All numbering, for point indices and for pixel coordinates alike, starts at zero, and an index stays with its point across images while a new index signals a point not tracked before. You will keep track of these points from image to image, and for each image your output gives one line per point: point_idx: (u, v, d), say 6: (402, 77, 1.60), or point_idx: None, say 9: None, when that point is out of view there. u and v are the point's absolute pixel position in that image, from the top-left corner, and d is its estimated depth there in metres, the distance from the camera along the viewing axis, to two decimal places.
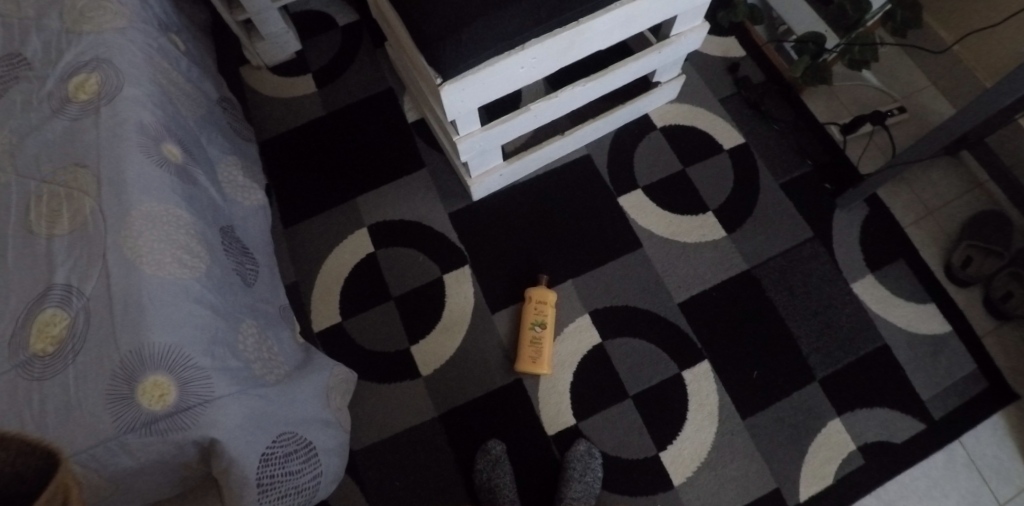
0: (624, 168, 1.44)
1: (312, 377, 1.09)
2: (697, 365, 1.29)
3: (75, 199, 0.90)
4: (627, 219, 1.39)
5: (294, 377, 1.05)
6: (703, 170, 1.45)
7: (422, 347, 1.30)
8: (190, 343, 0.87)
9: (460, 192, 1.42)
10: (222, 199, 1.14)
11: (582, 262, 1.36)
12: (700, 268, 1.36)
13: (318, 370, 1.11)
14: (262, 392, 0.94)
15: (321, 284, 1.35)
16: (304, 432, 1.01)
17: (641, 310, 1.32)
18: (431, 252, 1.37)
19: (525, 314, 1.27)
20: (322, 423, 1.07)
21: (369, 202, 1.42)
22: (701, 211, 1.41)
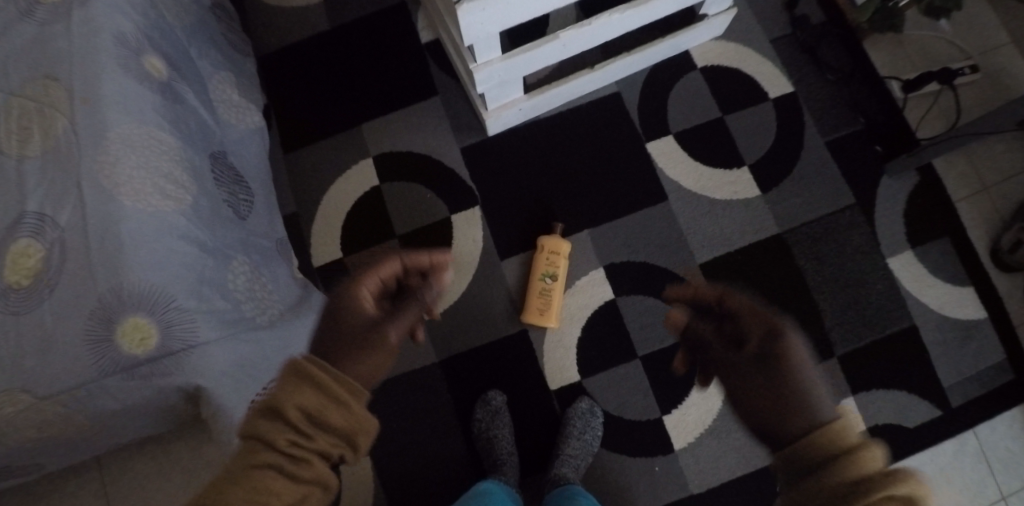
0: (657, 111, 1.31)
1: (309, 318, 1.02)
2: None
3: (47, 116, 0.85)
4: (655, 168, 1.28)
5: (289, 318, 0.99)
6: (744, 121, 1.33)
7: None
8: (172, 281, 0.80)
9: (475, 125, 1.31)
10: (212, 122, 1.07)
11: (601, 211, 1.26)
12: (728, 227, 1.27)
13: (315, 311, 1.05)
14: (253, 336, 0.88)
15: (323, 215, 1.30)
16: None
17: (658, 268, 1.24)
18: (439, 189, 1.29)
19: (536, 264, 1.20)
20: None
21: (375, 132, 1.33)
22: (737, 166, 1.30)
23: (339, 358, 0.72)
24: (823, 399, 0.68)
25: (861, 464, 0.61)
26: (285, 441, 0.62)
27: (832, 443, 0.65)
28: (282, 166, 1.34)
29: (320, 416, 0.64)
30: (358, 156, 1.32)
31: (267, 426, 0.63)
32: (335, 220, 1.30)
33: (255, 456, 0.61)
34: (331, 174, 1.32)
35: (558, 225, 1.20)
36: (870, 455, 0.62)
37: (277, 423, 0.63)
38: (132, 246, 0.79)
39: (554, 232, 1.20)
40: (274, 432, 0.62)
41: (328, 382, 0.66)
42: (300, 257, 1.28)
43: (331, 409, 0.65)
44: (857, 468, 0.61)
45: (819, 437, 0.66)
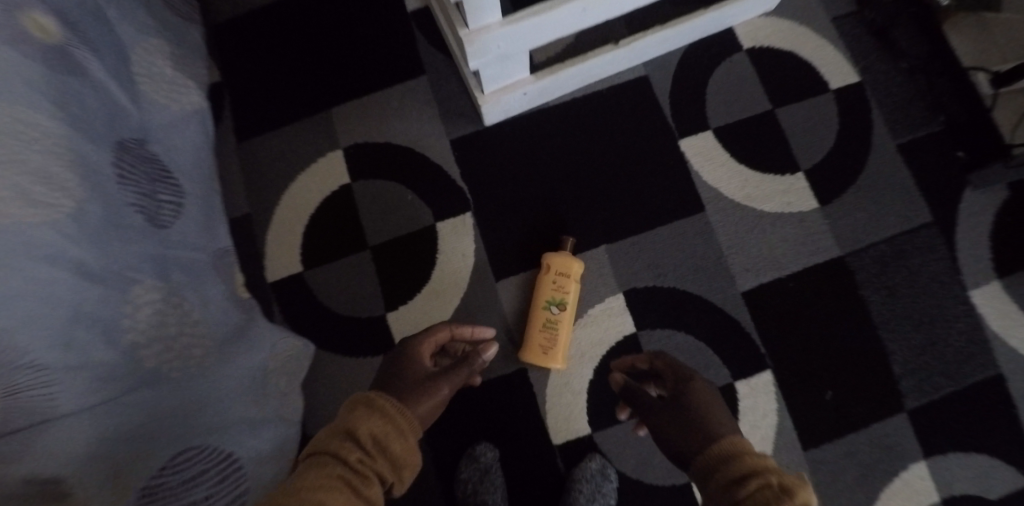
0: (692, 101, 1.06)
1: (236, 361, 0.80)
2: (756, 376, 0.98)
3: None
4: (689, 171, 1.03)
5: (210, 362, 0.76)
6: (799, 117, 1.08)
7: (401, 315, 1.00)
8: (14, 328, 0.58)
9: (468, 112, 1.07)
10: (130, 102, 0.84)
11: (622, 223, 1.01)
12: (779, 246, 1.01)
13: (247, 349, 0.83)
14: (142, 396, 0.67)
15: (280, 219, 1.06)
16: (214, 439, 0.71)
17: (692, 296, 0.99)
18: (423, 190, 1.04)
19: (540, 288, 0.95)
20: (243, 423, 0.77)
21: (347, 118, 1.09)
22: (790, 171, 1.05)
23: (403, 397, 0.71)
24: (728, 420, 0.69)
25: (767, 496, 0.56)
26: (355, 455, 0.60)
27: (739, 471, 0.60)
28: (233, 158, 1.10)
29: (385, 442, 0.64)
30: (325, 147, 1.08)
31: (335, 445, 0.61)
32: (293, 226, 1.06)
33: (327, 468, 0.59)
34: (292, 168, 1.08)
35: (568, 238, 0.95)
36: (779, 481, 0.57)
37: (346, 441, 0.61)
38: None
39: (564, 248, 0.95)
40: (346, 448, 0.61)
41: (393, 415, 0.66)
42: (250, 270, 1.04)
43: (393, 435, 0.65)
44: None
45: (731, 466, 0.62)
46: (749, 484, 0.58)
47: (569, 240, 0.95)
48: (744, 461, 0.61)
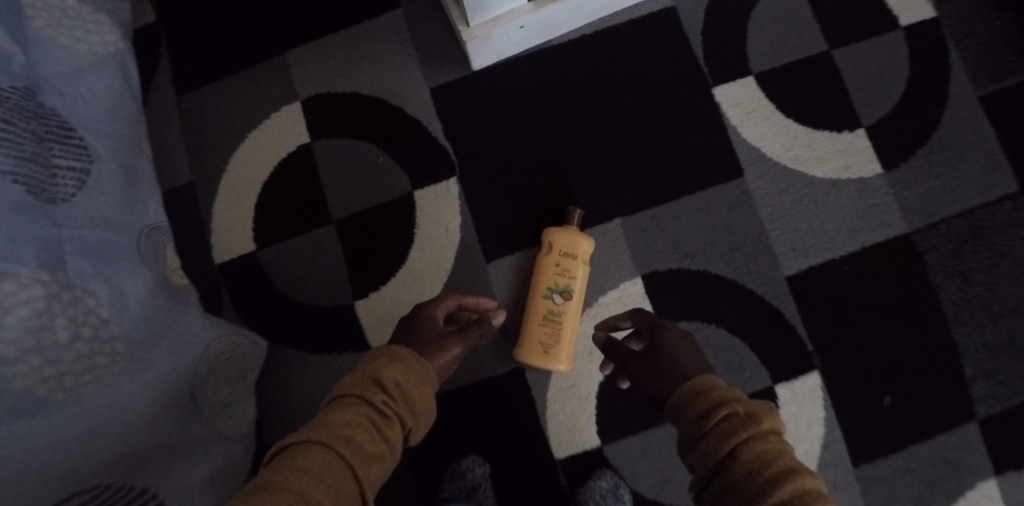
0: (728, 40, 0.86)
1: (148, 374, 0.62)
2: (801, 378, 0.81)
3: None
4: (726, 127, 0.84)
5: (111, 379, 0.59)
6: (860, 60, 0.87)
7: (371, 303, 0.83)
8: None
9: (451, 55, 0.87)
10: (5, 36, 0.63)
11: (640, 192, 0.83)
12: (831, 221, 0.83)
13: (164, 357, 0.65)
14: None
15: (229, 187, 0.89)
16: (102, 471, 0.57)
17: (726, 282, 0.81)
18: (398, 150, 0.86)
19: (539, 273, 0.77)
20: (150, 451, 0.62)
21: (305, 63, 0.90)
22: (849, 127, 0.85)
23: (426, 344, 0.64)
24: (693, 353, 0.61)
25: (731, 426, 0.51)
26: (379, 398, 0.56)
27: (703, 400, 0.55)
28: (174, 115, 0.92)
29: (408, 389, 0.58)
30: (280, 99, 0.89)
31: (358, 386, 0.56)
32: (244, 195, 0.88)
33: (351, 410, 0.54)
34: (241, 126, 0.90)
35: (575, 209, 0.77)
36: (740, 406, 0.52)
37: (370, 382, 0.57)
38: None
39: (570, 221, 0.76)
40: (370, 389, 0.56)
41: (415, 361, 0.60)
42: (194, 249, 0.87)
43: (415, 382, 0.59)
44: (739, 435, 0.50)
45: (700, 398, 0.55)
46: (711, 413, 0.53)
47: (577, 212, 0.76)
48: (709, 389, 0.55)
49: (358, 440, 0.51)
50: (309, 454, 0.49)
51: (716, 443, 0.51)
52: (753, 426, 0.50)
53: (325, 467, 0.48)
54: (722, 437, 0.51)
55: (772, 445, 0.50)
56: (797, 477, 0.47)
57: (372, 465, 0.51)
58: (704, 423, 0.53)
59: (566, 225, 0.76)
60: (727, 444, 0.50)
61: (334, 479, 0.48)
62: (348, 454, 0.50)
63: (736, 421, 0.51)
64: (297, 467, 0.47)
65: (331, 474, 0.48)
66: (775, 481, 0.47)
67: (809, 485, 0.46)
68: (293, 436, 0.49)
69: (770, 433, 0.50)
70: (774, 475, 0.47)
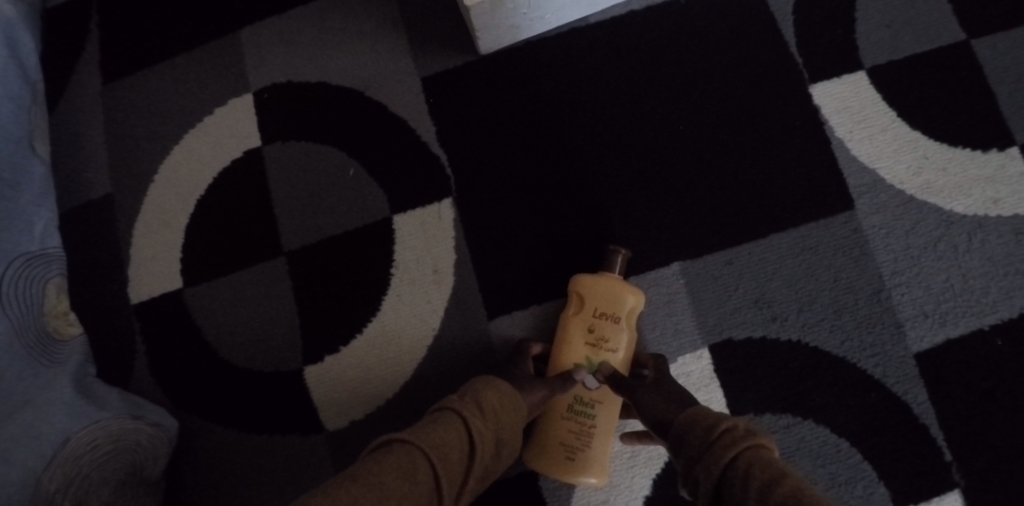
0: (827, 22, 0.63)
1: None
2: (936, 501, 0.56)
3: None
4: (825, 139, 0.61)
5: None
6: (1014, 51, 0.63)
7: (330, 368, 0.60)
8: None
9: (452, 35, 0.65)
10: None
11: (705, 225, 0.60)
12: (976, 275, 0.59)
13: None
14: None
15: (156, 204, 0.67)
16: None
17: (828, 357, 0.57)
18: (377, 160, 0.64)
19: (561, 342, 0.54)
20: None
21: (262, 43, 0.68)
22: (999, 144, 0.61)
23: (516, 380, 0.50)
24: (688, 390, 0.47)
25: (730, 435, 0.38)
26: (481, 421, 0.42)
27: (691, 423, 0.41)
28: (97, 109, 0.72)
29: (509, 428, 0.44)
30: (227, 91, 0.68)
31: (463, 402, 0.43)
32: (174, 215, 0.66)
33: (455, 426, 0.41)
34: (178, 125, 0.69)
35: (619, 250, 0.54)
36: (731, 420, 0.39)
37: (476, 403, 0.43)
38: None
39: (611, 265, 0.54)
40: (474, 409, 0.43)
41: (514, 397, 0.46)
42: (106, 286, 0.66)
43: (513, 421, 0.45)
44: (737, 444, 0.37)
45: (693, 414, 0.42)
46: (707, 427, 0.40)
47: (621, 253, 0.54)
48: (702, 413, 0.41)
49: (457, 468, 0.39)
50: (407, 463, 0.36)
51: (704, 467, 0.37)
52: (747, 438, 0.37)
53: (417, 484, 0.35)
54: (712, 460, 0.37)
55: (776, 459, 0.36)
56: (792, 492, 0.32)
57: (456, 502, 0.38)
58: (697, 442, 0.39)
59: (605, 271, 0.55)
60: (726, 457, 0.37)
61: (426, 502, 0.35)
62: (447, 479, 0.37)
63: (727, 437, 0.38)
64: (382, 472, 0.35)
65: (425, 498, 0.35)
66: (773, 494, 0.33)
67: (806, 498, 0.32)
68: (399, 434, 0.37)
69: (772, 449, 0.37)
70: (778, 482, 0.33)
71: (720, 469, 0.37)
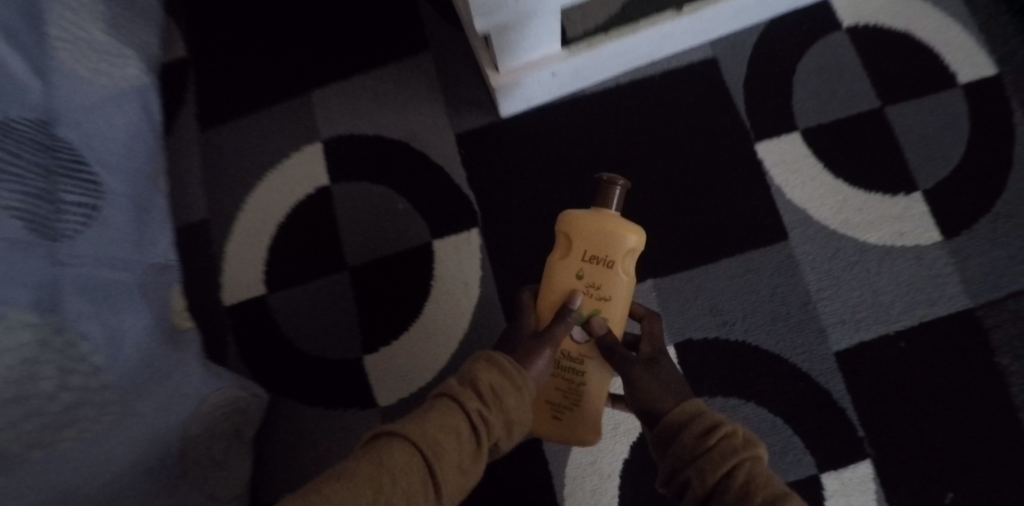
0: (771, 94, 0.81)
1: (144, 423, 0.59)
2: (850, 467, 0.73)
3: None
4: (768, 186, 0.78)
5: (100, 431, 0.55)
6: (916, 119, 0.82)
7: (382, 357, 0.78)
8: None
9: (480, 99, 0.83)
10: (30, 69, 0.64)
11: (675, 250, 0.77)
12: (884, 291, 0.76)
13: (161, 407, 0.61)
14: None
15: (243, 228, 0.86)
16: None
17: (768, 354, 0.74)
18: (419, 196, 0.82)
19: (560, 285, 0.61)
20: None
21: (331, 103, 0.87)
22: (904, 191, 0.79)
23: (519, 349, 0.58)
24: (676, 381, 0.57)
25: (727, 446, 0.48)
26: (477, 408, 0.51)
27: (689, 428, 0.51)
28: (195, 150, 0.90)
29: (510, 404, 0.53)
30: (302, 140, 0.87)
31: (463, 390, 0.52)
32: (258, 236, 0.85)
33: (447, 410, 0.51)
34: (262, 166, 0.88)
35: (615, 181, 0.61)
36: (725, 432, 0.49)
37: (473, 389, 0.52)
38: None
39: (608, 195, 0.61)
40: (472, 396, 0.52)
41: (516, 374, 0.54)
42: (204, 292, 0.84)
43: (513, 396, 0.53)
44: (733, 456, 0.47)
45: (689, 419, 0.52)
46: (705, 435, 0.50)
47: (616, 185, 0.60)
48: (698, 414, 0.52)
49: (448, 445, 0.48)
50: (394, 447, 0.46)
51: (703, 473, 0.48)
52: (739, 452, 0.47)
53: (410, 471, 0.45)
54: (711, 467, 0.47)
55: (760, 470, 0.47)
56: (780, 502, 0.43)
57: (458, 480, 0.48)
58: (697, 449, 0.49)
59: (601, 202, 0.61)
60: (724, 465, 0.47)
61: (415, 481, 0.44)
62: (435, 456, 0.46)
63: (727, 446, 0.48)
64: (380, 462, 0.45)
65: (418, 481, 0.45)
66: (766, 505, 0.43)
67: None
68: (386, 425, 0.47)
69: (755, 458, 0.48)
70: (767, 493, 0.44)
71: (718, 474, 0.47)
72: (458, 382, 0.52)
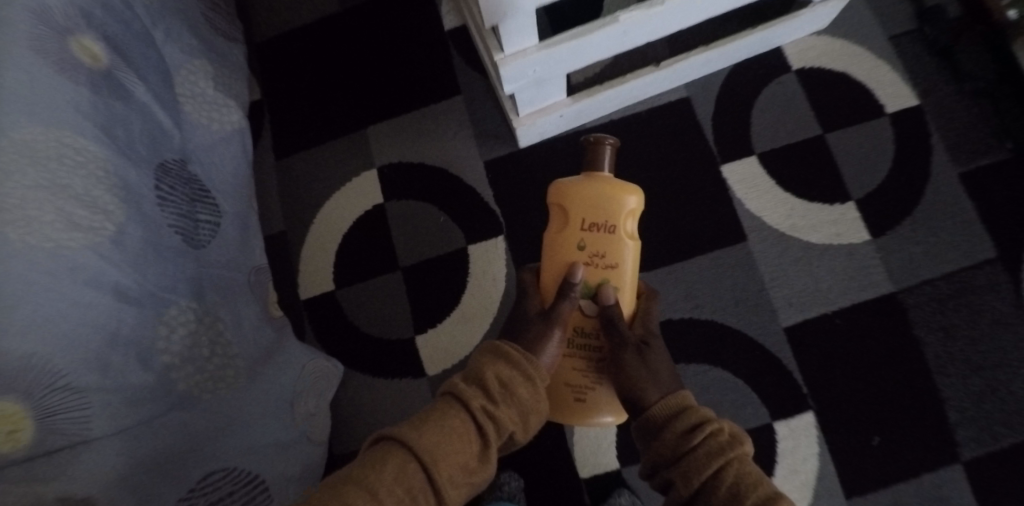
0: (734, 125, 1.03)
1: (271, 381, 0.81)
2: (797, 417, 0.94)
3: None
4: (732, 199, 1.00)
5: (241, 384, 0.77)
6: (852, 142, 1.03)
7: (431, 337, 1.00)
8: (32, 350, 0.58)
9: (504, 133, 1.06)
10: (171, 123, 0.86)
11: (659, 250, 0.98)
12: (823, 280, 0.97)
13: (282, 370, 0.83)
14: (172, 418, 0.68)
15: (315, 237, 1.07)
16: (245, 464, 0.74)
17: (731, 330, 0.96)
18: (456, 211, 1.04)
19: (566, 251, 0.77)
20: (254, 455, 0.75)
21: (384, 137, 1.09)
22: (841, 200, 1.00)
23: (533, 337, 0.74)
24: (668, 371, 0.72)
25: (716, 446, 0.62)
26: (480, 405, 0.65)
27: (683, 427, 0.65)
28: (272, 174, 1.11)
29: (513, 388, 0.67)
30: (361, 166, 1.09)
31: (470, 389, 0.66)
32: (327, 244, 1.07)
33: (446, 408, 0.65)
34: (328, 188, 1.09)
35: (602, 141, 0.76)
36: (715, 432, 0.63)
37: (479, 388, 0.66)
38: (29, 299, 0.59)
39: (597, 153, 0.76)
40: (475, 395, 0.65)
41: (525, 364, 0.69)
42: (285, 289, 1.05)
43: (520, 382, 0.68)
44: (721, 456, 0.61)
45: (682, 420, 0.66)
46: (697, 435, 0.64)
47: (603, 145, 0.76)
48: (689, 411, 0.66)
49: (440, 442, 0.61)
50: (393, 449, 0.60)
51: (697, 469, 0.62)
52: (724, 451, 0.62)
53: (409, 469, 0.59)
54: (704, 464, 0.62)
55: (741, 463, 0.61)
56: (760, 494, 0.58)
57: (458, 469, 0.61)
58: (691, 447, 0.63)
59: (591, 164, 0.77)
60: (713, 464, 0.61)
61: (411, 476, 0.58)
62: (427, 454, 0.60)
63: (715, 445, 0.62)
64: (383, 463, 0.59)
65: (414, 476, 0.59)
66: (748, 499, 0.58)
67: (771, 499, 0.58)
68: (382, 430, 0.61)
69: (738, 454, 0.62)
70: (749, 487, 0.59)
71: (708, 470, 0.61)
72: (465, 382, 0.66)
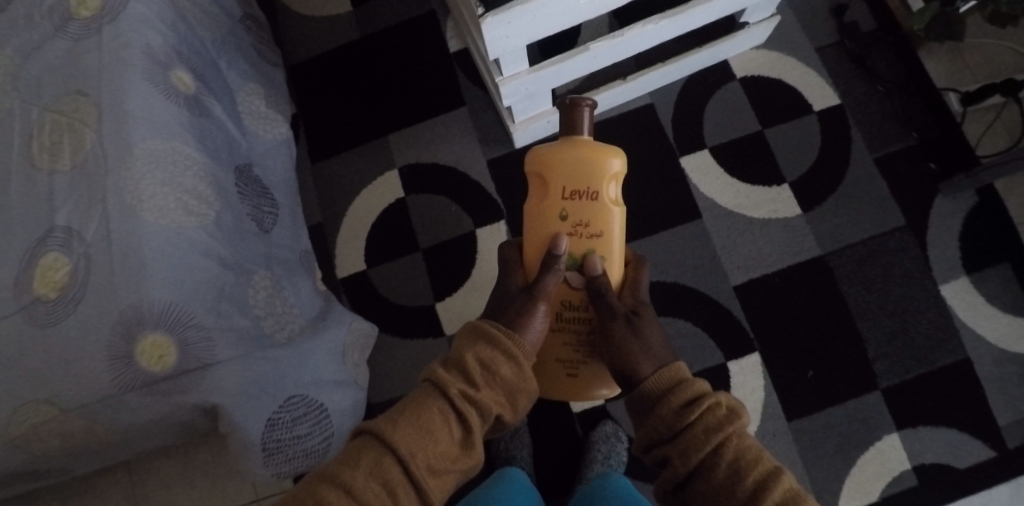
0: (690, 125, 1.26)
1: (330, 333, 1.03)
2: (745, 357, 1.18)
3: (111, 123, 0.85)
4: (689, 185, 1.23)
5: (308, 334, 0.99)
6: (786, 135, 1.26)
7: (446, 305, 1.23)
8: (174, 298, 0.80)
9: (503, 137, 1.29)
10: (239, 134, 1.09)
11: (632, 227, 1.22)
12: (764, 247, 1.21)
13: (335, 326, 1.05)
14: (269, 355, 0.90)
15: (348, 227, 1.30)
16: (317, 393, 0.95)
17: (690, 289, 1.19)
18: (464, 201, 1.27)
19: (551, 219, 0.93)
20: (321, 388, 0.97)
21: (402, 142, 1.32)
22: (778, 182, 1.23)
23: (523, 312, 0.87)
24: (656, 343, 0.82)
25: (713, 423, 0.69)
26: (457, 392, 0.73)
27: (680, 403, 0.73)
28: (308, 176, 1.33)
29: (493, 368, 0.76)
30: (384, 167, 1.31)
31: (450, 377, 0.74)
32: (359, 232, 1.29)
33: (424, 398, 0.73)
34: (357, 186, 1.31)
35: (578, 103, 0.92)
36: (711, 410, 0.70)
37: (459, 375, 0.74)
38: (166, 263, 0.81)
39: (576, 113, 0.93)
40: (453, 383, 0.73)
41: (507, 344, 0.77)
42: (325, 270, 1.27)
43: (503, 362, 0.76)
44: (720, 433, 0.69)
45: (677, 395, 0.74)
46: (694, 412, 0.71)
47: (579, 107, 0.92)
48: (684, 388, 0.73)
49: (415, 433, 0.69)
50: (372, 445, 0.68)
51: (697, 446, 0.69)
52: (721, 428, 0.69)
53: (385, 462, 0.67)
54: (703, 441, 0.69)
55: (737, 437, 0.69)
56: (758, 471, 0.65)
57: (436, 456, 0.69)
58: (689, 423, 0.71)
59: (571, 126, 0.93)
60: (713, 440, 0.68)
61: (388, 468, 0.66)
62: (402, 446, 0.68)
63: (712, 421, 0.69)
64: (364, 456, 0.67)
65: (391, 466, 0.67)
66: (747, 476, 0.65)
67: (769, 472, 0.65)
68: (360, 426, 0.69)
69: (734, 428, 0.69)
70: (747, 461, 0.66)
71: (707, 446, 0.68)
72: (444, 371, 0.74)
